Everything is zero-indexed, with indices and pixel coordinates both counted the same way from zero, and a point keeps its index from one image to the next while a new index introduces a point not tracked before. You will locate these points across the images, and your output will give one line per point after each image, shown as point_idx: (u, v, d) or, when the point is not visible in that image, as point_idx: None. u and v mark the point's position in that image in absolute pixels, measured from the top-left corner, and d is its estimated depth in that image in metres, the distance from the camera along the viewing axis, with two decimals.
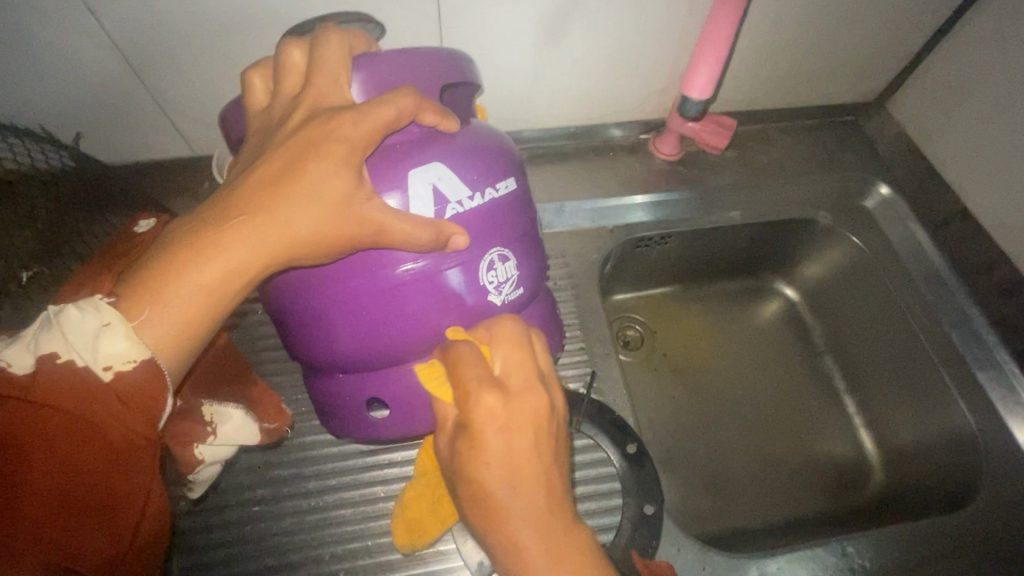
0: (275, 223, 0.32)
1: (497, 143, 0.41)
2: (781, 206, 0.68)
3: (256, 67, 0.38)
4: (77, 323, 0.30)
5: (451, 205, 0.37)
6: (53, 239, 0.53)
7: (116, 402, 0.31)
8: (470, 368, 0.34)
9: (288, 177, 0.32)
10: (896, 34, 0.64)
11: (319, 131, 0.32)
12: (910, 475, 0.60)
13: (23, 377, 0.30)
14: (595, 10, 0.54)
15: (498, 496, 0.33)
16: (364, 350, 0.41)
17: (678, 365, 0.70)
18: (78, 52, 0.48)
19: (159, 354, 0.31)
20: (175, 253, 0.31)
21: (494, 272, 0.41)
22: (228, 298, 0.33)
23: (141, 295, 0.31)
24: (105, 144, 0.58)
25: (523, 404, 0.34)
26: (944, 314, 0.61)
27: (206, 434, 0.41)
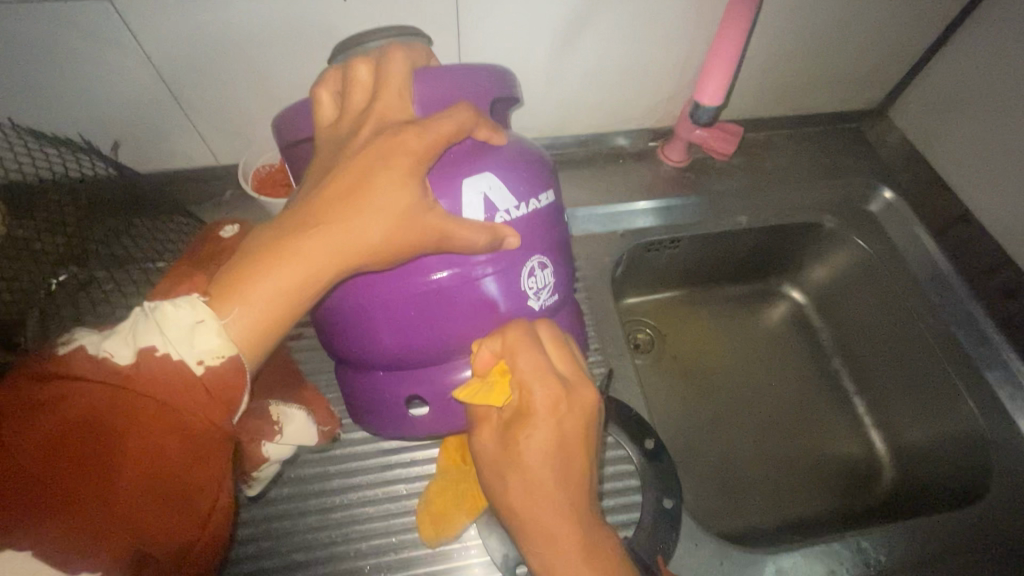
0: (351, 227, 0.33)
1: (536, 155, 0.43)
2: (787, 210, 0.70)
3: (322, 81, 0.39)
4: (172, 318, 0.31)
5: (499, 214, 0.39)
6: (83, 244, 0.54)
7: (203, 395, 0.31)
8: (529, 362, 0.38)
9: (359, 185, 0.33)
10: (897, 44, 0.66)
11: (387, 145, 0.34)
12: (921, 473, 0.61)
13: (125, 369, 0.31)
14: (608, 23, 0.56)
15: (546, 477, 0.36)
16: (405, 349, 0.42)
17: (689, 367, 0.71)
18: (118, 66, 0.51)
19: (243, 352, 0.32)
20: (260, 254, 0.32)
21: (533, 278, 0.43)
22: (305, 301, 0.33)
23: (228, 295, 0.31)
24: (136, 154, 0.60)
25: (531, 402, 0.37)
26: (951, 314, 0.63)
27: (273, 433, 0.43)
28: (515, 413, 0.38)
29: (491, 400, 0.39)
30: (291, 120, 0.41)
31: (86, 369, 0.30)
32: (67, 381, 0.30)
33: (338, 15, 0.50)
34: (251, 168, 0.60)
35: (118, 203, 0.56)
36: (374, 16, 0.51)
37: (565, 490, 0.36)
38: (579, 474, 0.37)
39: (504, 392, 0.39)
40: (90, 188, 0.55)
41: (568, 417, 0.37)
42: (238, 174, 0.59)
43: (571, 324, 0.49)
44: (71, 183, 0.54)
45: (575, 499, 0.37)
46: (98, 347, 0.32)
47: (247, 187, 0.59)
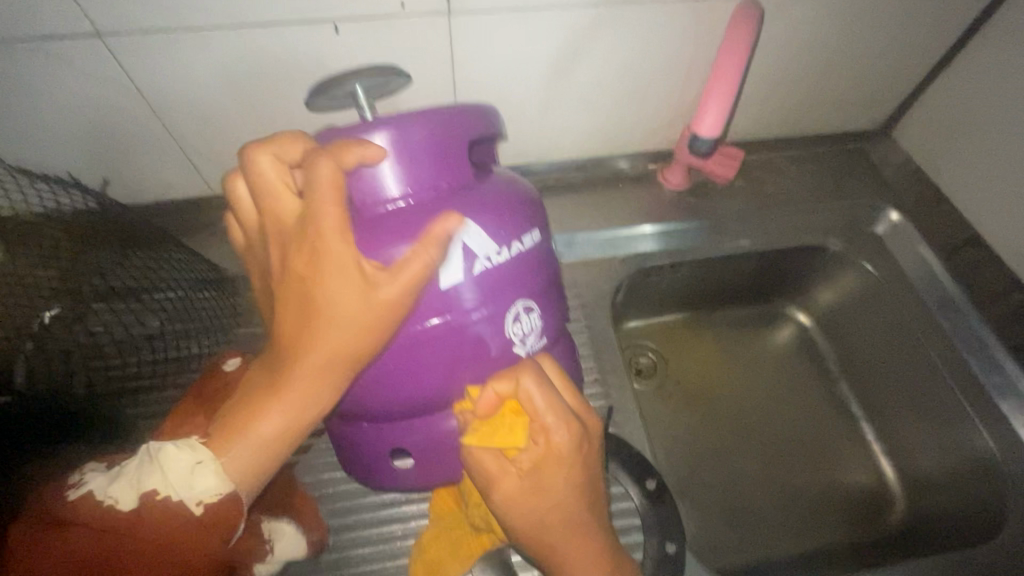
0: (322, 340, 0.36)
1: (521, 195, 0.42)
2: (790, 233, 0.68)
3: (238, 217, 0.40)
4: (173, 461, 0.36)
5: (480, 260, 0.38)
6: (76, 279, 0.52)
7: (202, 527, 0.36)
8: (549, 402, 0.38)
9: (313, 303, 0.36)
10: (900, 63, 0.65)
11: (308, 221, 0.35)
12: (935, 506, 0.59)
13: (128, 514, 0.36)
14: (603, 49, 0.55)
15: (572, 507, 0.39)
16: (390, 402, 0.42)
17: (691, 394, 0.69)
18: (107, 103, 0.51)
19: (241, 485, 0.37)
20: (259, 395, 0.37)
21: (519, 324, 0.41)
22: (303, 429, 0.38)
23: (225, 436, 0.37)
24: (131, 186, 0.60)
25: (555, 443, 0.39)
26: (962, 340, 0.60)
27: (264, 554, 0.45)
28: (540, 457, 0.39)
29: (514, 444, 0.39)
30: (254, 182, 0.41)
31: (95, 514, 0.36)
32: (81, 527, 0.35)
33: (329, 47, 0.50)
34: None
35: (109, 232, 0.55)
36: (366, 47, 0.50)
37: (591, 513, 0.40)
38: (597, 493, 0.41)
39: (522, 434, 0.39)
40: (82, 220, 0.54)
41: (586, 447, 0.40)
42: None
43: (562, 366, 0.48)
44: (62, 215, 0.54)
45: (598, 516, 0.41)
46: (106, 492, 0.37)
47: None
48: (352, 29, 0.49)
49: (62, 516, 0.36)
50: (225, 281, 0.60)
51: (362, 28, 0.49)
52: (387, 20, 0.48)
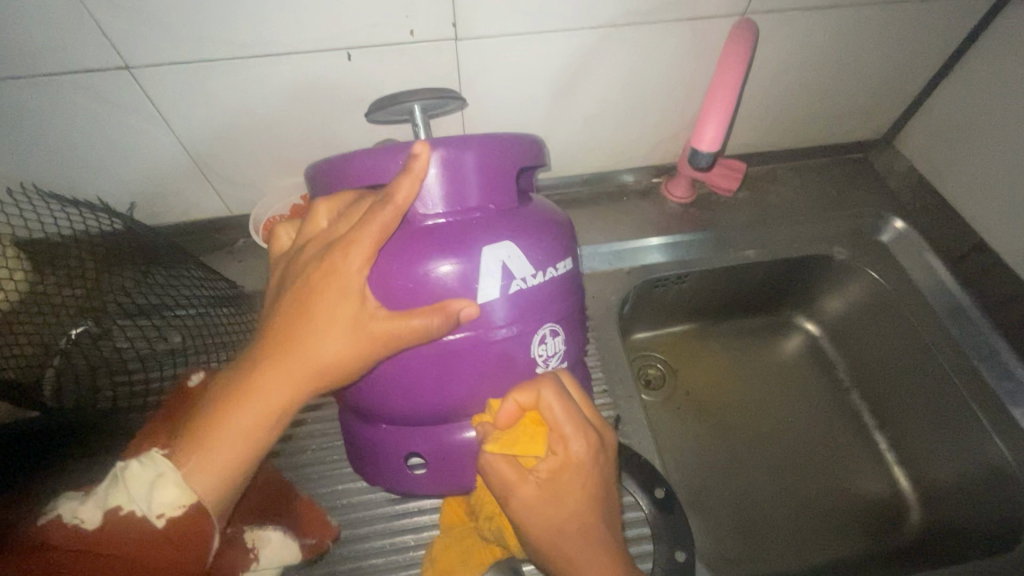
0: (299, 360, 0.36)
1: (559, 224, 0.44)
2: (796, 242, 0.69)
3: (283, 223, 0.45)
4: (134, 477, 0.37)
5: (516, 281, 0.40)
6: (99, 298, 0.55)
7: (168, 546, 0.36)
8: (568, 412, 0.39)
9: (304, 309, 0.37)
10: (899, 75, 0.66)
11: (329, 249, 0.38)
12: (951, 516, 0.58)
13: (94, 530, 0.36)
14: (606, 68, 0.57)
15: (586, 519, 0.39)
16: (406, 408, 0.43)
17: (701, 404, 0.69)
18: (136, 131, 0.54)
19: (204, 498, 0.37)
20: (217, 407, 0.37)
21: (545, 345, 0.43)
22: (266, 437, 0.37)
23: (194, 444, 0.36)
24: (153, 209, 0.62)
25: (573, 453, 0.39)
26: (971, 348, 0.60)
27: (248, 562, 0.45)
28: (558, 466, 0.39)
29: (535, 451, 0.40)
30: (316, 178, 0.44)
31: (65, 536, 0.36)
32: (49, 551, 0.35)
33: (344, 75, 0.52)
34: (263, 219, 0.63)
35: (129, 252, 0.56)
36: (378, 73, 0.53)
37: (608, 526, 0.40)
38: (613, 507, 0.42)
39: (542, 443, 0.40)
40: (107, 241, 0.56)
41: (603, 459, 0.41)
42: (250, 227, 0.62)
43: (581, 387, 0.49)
44: (89, 239, 0.56)
45: (613, 529, 0.41)
46: (75, 513, 0.37)
47: (257, 239, 0.61)
48: (364, 56, 0.51)
49: (35, 541, 0.36)
50: (245, 298, 0.62)
51: (374, 55, 0.51)
52: (397, 46, 0.51)
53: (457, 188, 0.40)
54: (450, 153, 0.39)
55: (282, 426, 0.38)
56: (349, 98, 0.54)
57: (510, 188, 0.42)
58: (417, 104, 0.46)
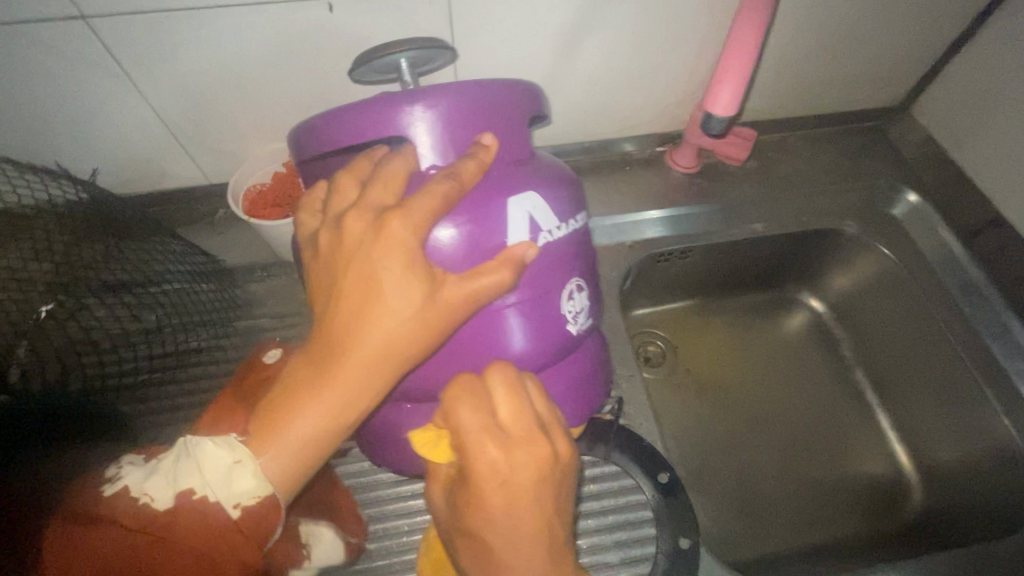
0: (372, 342, 0.33)
1: (568, 175, 0.43)
2: (805, 215, 0.66)
3: (304, 205, 0.40)
4: (211, 460, 0.34)
5: (543, 233, 0.39)
6: (76, 271, 0.50)
7: (237, 535, 0.33)
8: (476, 420, 0.34)
9: (374, 290, 0.33)
10: (920, 37, 0.62)
11: (379, 222, 0.34)
12: (954, 496, 0.57)
13: (163, 513, 0.33)
14: (611, 24, 0.53)
15: (494, 543, 0.34)
16: (431, 382, 0.41)
17: (702, 382, 0.68)
18: (97, 90, 0.49)
19: (281, 486, 0.34)
20: (295, 391, 0.34)
21: (572, 302, 0.42)
22: (343, 426, 0.35)
23: (268, 432, 0.33)
24: (122, 177, 0.58)
25: (472, 464, 0.34)
26: (983, 326, 0.58)
27: (301, 559, 0.44)
28: (462, 476, 0.35)
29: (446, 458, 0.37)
30: (299, 142, 0.40)
31: (128, 514, 0.33)
32: (114, 526, 0.32)
33: (326, 30, 0.48)
34: (241, 187, 0.57)
35: (99, 224, 0.53)
36: (362, 28, 0.48)
37: (520, 546, 0.34)
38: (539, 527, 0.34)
39: (446, 451, 0.36)
40: (72, 212, 0.51)
41: (522, 473, 0.34)
42: (228, 196, 0.56)
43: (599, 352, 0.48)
44: (52, 208, 0.51)
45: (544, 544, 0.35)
46: (142, 488, 0.34)
47: (238, 210, 0.56)
48: (346, 7, 0.46)
49: (94, 513, 0.33)
50: (224, 272, 0.60)
51: (359, 6, 0.47)
52: None
53: (469, 141, 0.38)
54: (458, 101, 0.37)
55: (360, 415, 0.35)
56: (332, 55, 0.50)
57: (522, 141, 0.40)
58: (405, 58, 0.43)
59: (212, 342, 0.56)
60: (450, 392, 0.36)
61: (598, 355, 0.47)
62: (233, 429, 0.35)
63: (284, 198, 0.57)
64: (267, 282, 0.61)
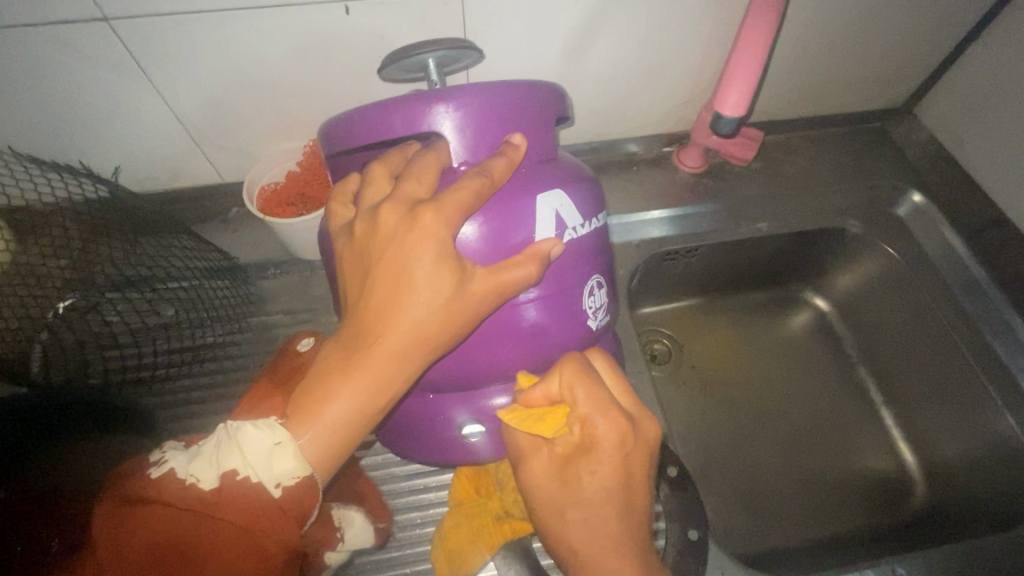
0: (401, 330, 0.35)
1: (589, 174, 0.44)
2: (809, 214, 0.67)
3: (335, 196, 0.41)
4: (252, 441, 0.34)
5: (568, 231, 0.40)
6: (88, 270, 0.52)
7: (279, 514, 0.34)
8: (598, 393, 0.37)
9: (406, 279, 0.35)
10: (924, 39, 0.63)
11: (412, 214, 0.35)
12: (957, 492, 0.58)
13: (210, 493, 0.33)
14: (620, 26, 0.54)
15: (614, 514, 0.36)
16: (455, 373, 0.42)
17: (708, 379, 0.68)
18: (118, 91, 0.50)
19: (318, 470, 0.35)
20: (329, 377, 0.35)
21: (593, 297, 0.43)
22: (373, 411, 0.36)
23: (304, 418, 0.35)
24: (139, 176, 0.59)
25: (596, 436, 0.37)
26: (986, 324, 0.59)
27: (335, 541, 0.43)
28: (577, 449, 0.37)
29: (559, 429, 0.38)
30: (330, 135, 0.41)
31: (175, 496, 0.33)
32: (157, 504, 0.32)
33: (343, 30, 0.49)
34: (256, 185, 0.58)
35: (117, 222, 0.53)
36: (377, 29, 0.49)
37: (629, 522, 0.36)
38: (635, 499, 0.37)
39: (557, 426, 0.38)
40: (89, 209, 0.53)
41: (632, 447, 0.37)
42: (243, 194, 0.57)
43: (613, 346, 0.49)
44: (71, 205, 0.52)
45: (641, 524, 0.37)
46: (185, 470, 0.34)
47: (252, 208, 0.56)
48: (363, 8, 0.47)
49: (136, 492, 0.33)
50: (239, 269, 0.60)
51: (375, 8, 0.47)
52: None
53: (497, 140, 0.39)
54: (489, 101, 0.38)
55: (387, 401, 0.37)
56: (347, 55, 0.51)
57: (546, 141, 0.42)
58: (432, 58, 0.44)
59: (227, 337, 0.57)
60: (562, 369, 0.38)
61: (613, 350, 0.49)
62: (273, 413, 0.36)
63: (296, 195, 0.58)
64: (279, 279, 0.62)
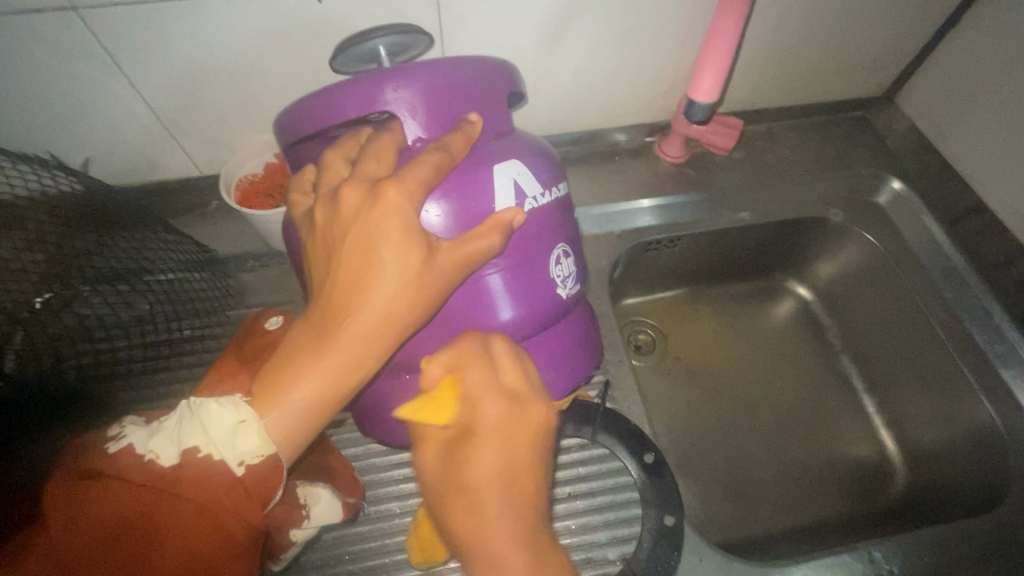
0: (374, 309, 0.35)
1: (545, 148, 0.45)
2: (791, 203, 0.67)
3: (298, 188, 0.41)
4: (215, 419, 0.34)
5: (529, 199, 0.41)
6: (63, 265, 0.50)
7: (240, 492, 0.34)
8: (485, 372, 0.36)
9: (372, 257, 0.35)
10: (904, 26, 0.63)
11: (375, 191, 0.35)
12: (937, 476, 0.58)
13: (170, 470, 0.33)
14: (596, 13, 0.54)
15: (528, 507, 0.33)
16: (429, 352, 0.42)
17: (691, 368, 0.69)
18: (90, 83, 0.50)
19: (283, 449, 0.35)
20: (298, 356, 0.35)
21: (561, 266, 0.44)
22: (346, 387, 0.36)
23: (271, 396, 0.34)
24: (112, 167, 0.58)
25: (479, 417, 0.34)
26: (963, 310, 0.59)
27: (300, 519, 0.43)
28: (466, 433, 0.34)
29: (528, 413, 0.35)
30: (286, 127, 0.41)
31: (135, 471, 0.33)
32: (117, 480, 0.32)
33: (314, 19, 0.48)
34: (233, 177, 0.57)
35: (94, 215, 0.53)
36: (349, 17, 0.49)
37: (458, 510, 0.33)
38: (530, 488, 0.34)
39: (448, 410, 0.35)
40: (67, 204, 0.51)
41: (475, 449, 0.33)
42: (220, 186, 0.56)
43: (588, 318, 0.50)
44: (45, 199, 0.50)
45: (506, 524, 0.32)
46: (146, 446, 0.34)
47: (229, 199, 0.56)
48: None
49: (96, 468, 0.33)
50: (217, 262, 0.60)
51: None
52: None
53: (453, 117, 0.40)
54: (437, 77, 0.39)
55: (361, 379, 0.37)
56: (321, 45, 0.51)
57: (499, 114, 0.43)
58: (381, 45, 0.45)
59: (204, 329, 0.58)
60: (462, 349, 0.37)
61: (586, 322, 0.49)
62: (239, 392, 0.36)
63: (274, 187, 0.58)
64: (258, 271, 0.62)
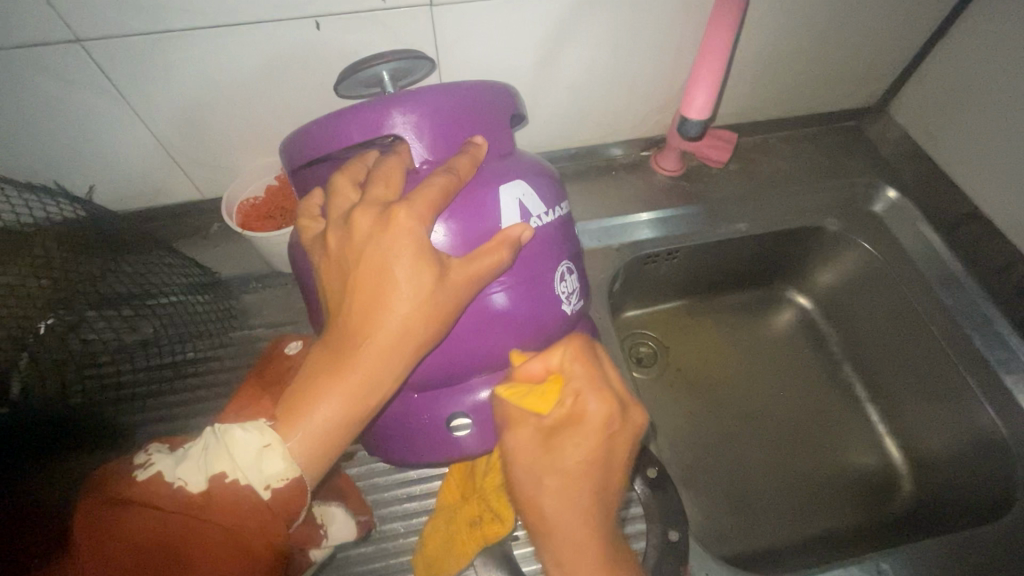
0: (390, 330, 0.35)
1: (547, 169, 0.46)
2: (789, 214, 0.67)
3: (304, 211, 0.42)
4: (240, 444, 0.34)
5: (534, 219, 0.42)
6: (69, 288, 0.51)
7: (268, 517, 0.34)
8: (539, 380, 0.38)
9: (387, 279, 0.35)
10: (893, 38, 0.64)
11: (388, 214, 0.36)
12: (944, 484, 0.58)
13: (197, 496, 0.33)
14: (590, 33, 0.55)
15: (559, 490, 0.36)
16: (435, 370, 0.43)
17: (695, 382, 0.69)
18: (93, 111, 0.50)
19: (307, 470, 0.35)
20: (317, 379, 0.35)
21: (565, 283, 0.44)
22: (363, 410, 0.36)
23: (293, 418, 0.35)
24: (116, 193, 0.59)
25: (584, 412, 0.36)
26: (964, 318, 0.59)
27: (321, 536, 0.42)
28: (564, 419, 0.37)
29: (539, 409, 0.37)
30: (292, 151, 0.42)
31: (162, 499, 0.33)
32: (144, 506, 0.32)
33: (314, 45, 0.49)
34: (235, 200, 0.58)
35: (94, 242, 0.55)
36: (348, 42, 0.50)
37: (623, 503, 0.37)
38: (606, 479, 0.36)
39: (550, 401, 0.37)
40: (69, 231, 0.53)
41: (577, 442, 0.36)
42: (222, 209, 0.57)
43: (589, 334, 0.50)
44: (53, 226, 0.53)
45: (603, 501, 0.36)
46: (173, 473, 0.34)
47: (232, 222, 0.57)
48: (334, 24, 0.48)
49: (123, 494, 0.33)
50: (221, 284, 0.61)
51: (346, 22, 0.48)
52: (368, 11, 0.48)
53: (459, 140, 0.41)
54: (443, 101, 0.40)
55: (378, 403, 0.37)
56: (321, 69, 0.51)
57: (504, 137, 0.44)
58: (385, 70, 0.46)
59: (209, 352, 0.58)
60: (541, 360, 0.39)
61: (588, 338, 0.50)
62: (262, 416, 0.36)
63: (277, 209, 0.58)
64: (260, 292, 0.63)
